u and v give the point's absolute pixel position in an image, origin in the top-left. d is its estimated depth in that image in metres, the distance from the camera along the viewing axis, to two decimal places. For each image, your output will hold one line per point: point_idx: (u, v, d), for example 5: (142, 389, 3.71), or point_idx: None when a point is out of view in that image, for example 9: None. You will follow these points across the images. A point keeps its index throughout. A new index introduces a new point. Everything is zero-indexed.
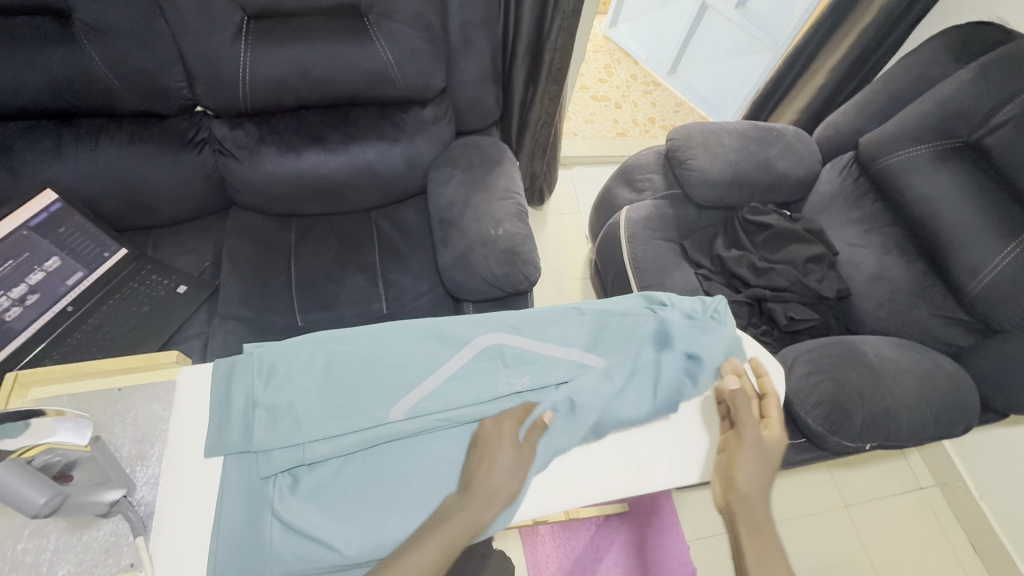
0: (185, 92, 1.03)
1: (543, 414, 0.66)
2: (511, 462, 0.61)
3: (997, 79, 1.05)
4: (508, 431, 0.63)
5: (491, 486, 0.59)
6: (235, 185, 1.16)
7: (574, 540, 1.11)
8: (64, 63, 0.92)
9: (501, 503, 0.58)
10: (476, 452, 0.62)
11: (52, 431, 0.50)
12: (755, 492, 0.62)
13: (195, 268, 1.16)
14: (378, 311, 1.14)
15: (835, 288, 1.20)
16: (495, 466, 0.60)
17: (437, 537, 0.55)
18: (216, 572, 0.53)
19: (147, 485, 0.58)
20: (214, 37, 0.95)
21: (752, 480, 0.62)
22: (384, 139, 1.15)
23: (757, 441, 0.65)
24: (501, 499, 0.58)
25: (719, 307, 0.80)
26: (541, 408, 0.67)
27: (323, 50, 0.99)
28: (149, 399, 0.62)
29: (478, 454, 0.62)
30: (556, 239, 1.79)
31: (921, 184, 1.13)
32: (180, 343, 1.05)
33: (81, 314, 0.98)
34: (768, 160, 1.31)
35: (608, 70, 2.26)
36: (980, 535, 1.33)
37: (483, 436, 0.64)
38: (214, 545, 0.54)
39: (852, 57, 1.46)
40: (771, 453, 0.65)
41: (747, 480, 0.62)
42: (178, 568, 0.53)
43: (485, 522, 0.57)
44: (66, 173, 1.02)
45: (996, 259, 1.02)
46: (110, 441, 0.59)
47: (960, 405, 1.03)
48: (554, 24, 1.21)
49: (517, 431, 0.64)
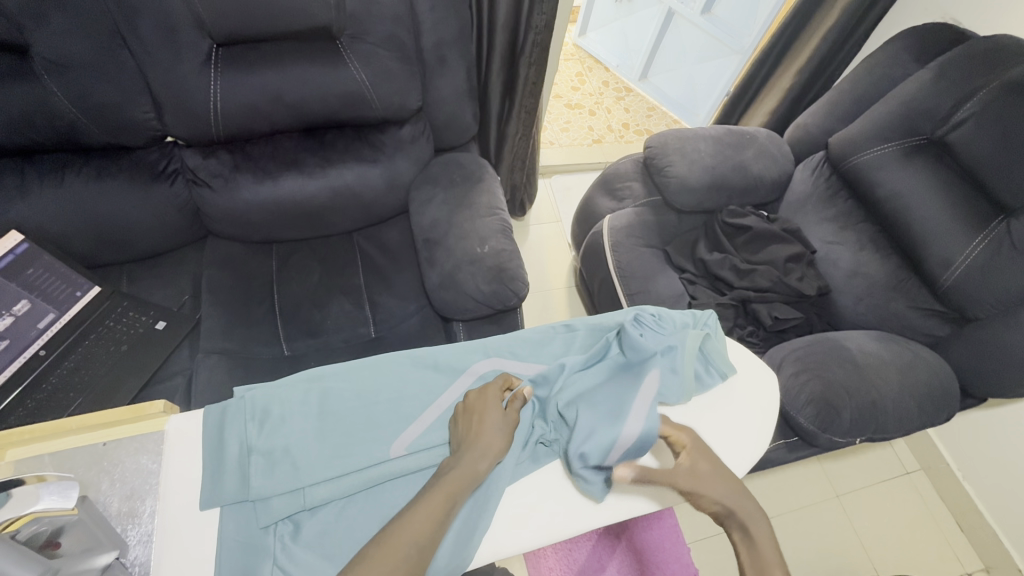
0: (154, 122, 1.00)
1: (523, 387, 0.69)
2: (501, 425, 0.64)
3: (955, 77, 1.09)
4: (493, 397, 0.66)
5: (486, 441, 0.62)
6: (211, 214, 1.13)
7: (575, 551, 1.08)
8: (24, 99, 0.88)
9: (494, 458, 0.61)
10: (463, 419, 0.64)
11: (36, 499, 0.47)
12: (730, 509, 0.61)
13: (174, 302, 1.13)
14: (367, 335, 1.12)
15: (816, 285, 1.23)
16: (485, 426, 0.63)
17: (438, 488, 0.58)
18: None
19: (140, 543, 0.55)
20: (181, 65, 0.92)
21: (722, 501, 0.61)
22: (362, 161, 1.14)
23: (693, 473, 0.62)
24: (494, 452, 0.62)
25: (708, 320, 0.82)
26: (522, 383, 0.70)
27: (295, 75, 0.98)
28: (136, 452, 0.60)
29: (466, 417, 0.64)
30: (539, 248, 1.80)
31: (890, 181, 1.17)
32: (163, 381, 1.02)
33: (54, 359, 0.93)
34: (743, 163, 1.33)
35: (580, 78, 2.29)
36: (966, 516, 1.37)
37: (468, 404, 0.66)
38: None
39: (816, 58, 1.51)
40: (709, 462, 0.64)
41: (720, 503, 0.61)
42: None
43: (482, 472, 0.60)
44: (30, 212, 0.97)
45: (965, 250, 1.06)
46: (97, 499, 0.57)
47: (940, 392, 1.06)
48: (528, 39, 1.22)
49: (501, 398, 0.66)
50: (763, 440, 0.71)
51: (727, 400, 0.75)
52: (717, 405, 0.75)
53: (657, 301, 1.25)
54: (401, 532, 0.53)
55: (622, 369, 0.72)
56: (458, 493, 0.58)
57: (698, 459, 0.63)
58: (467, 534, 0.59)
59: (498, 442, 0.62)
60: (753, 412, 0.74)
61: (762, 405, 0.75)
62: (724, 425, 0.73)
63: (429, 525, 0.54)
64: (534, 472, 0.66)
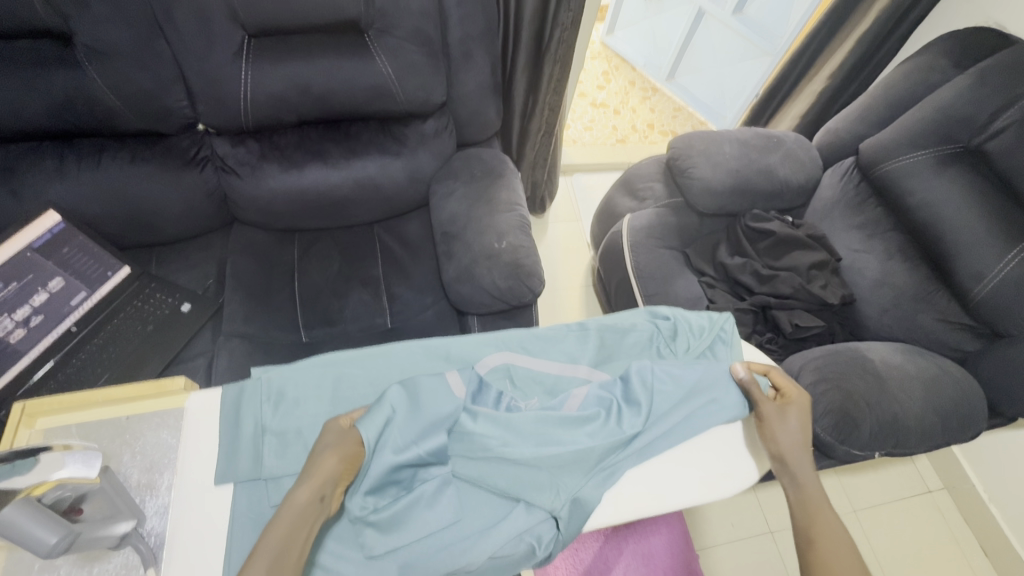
0: (186, 110, 1.03)
1: (460, 392, 0.67)
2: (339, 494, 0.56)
3: (998, 83, 1.05)
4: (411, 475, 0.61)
5: (328, 475, 0.55)
6: (237, 201, 1.16)
7: (582, 551, 1.12)
8: (66, 85, 0.91)
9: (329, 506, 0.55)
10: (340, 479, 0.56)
11: (60, 466, 0.52)
12: (792, 453, 0.66)
13: (199, 285, 1.16)
14: (382, 325, 1.14)
15: (840, 294, 1.20)
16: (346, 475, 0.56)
17: (297, 522, 0.51)
18: (232, 550, 0.54)
19: (157, 515, 0.58)
20: (214, 56, 0.94)
21: (788, 438, 0.67)
22: (385, 153, 1.15)
23: (783, 410, 0.69)
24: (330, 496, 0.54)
25: (725, 324, 0.80)
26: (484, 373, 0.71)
27: (324, 67, 0.99)
28: (157, 427, 0.63)
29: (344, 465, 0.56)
30: (556, 247, 1.80)
31: (922, 190, 1.13)
32: (186, 362, 1.05)
33: (85, 336, 0.97)
34: (768, 166, 1.31)
35: (606, 76, 2.28)
36: (991, 541, 1.32)
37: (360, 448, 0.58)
38: (229, 557, 0.54)
39: (852, 61, 1.47)
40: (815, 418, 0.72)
41: (788, 438, 0.67)
42: (202, 553, 0.55)
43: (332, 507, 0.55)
44: (68, 194, 1.01)
45: (998, 265, 1.02)
46: (118, 470, 0.60)
47: (967, 409, 1.02)
48: (554, 36, 1.21)
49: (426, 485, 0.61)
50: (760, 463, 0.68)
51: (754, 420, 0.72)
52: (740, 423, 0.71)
53: (675, 304, 1.24)
54: (281, 534, 0.50)
55: (615, 408, 0.68)
56: (328, 495, 0.54)
57: (794, 411, 0.69)
58: (406, 528, 0.59)
59: (331, 469, 0.55)
60: None
61: None
62: (722, 442, 0.69)
63: (305, 538, 0.51)
64: (519, 487, 0.62)
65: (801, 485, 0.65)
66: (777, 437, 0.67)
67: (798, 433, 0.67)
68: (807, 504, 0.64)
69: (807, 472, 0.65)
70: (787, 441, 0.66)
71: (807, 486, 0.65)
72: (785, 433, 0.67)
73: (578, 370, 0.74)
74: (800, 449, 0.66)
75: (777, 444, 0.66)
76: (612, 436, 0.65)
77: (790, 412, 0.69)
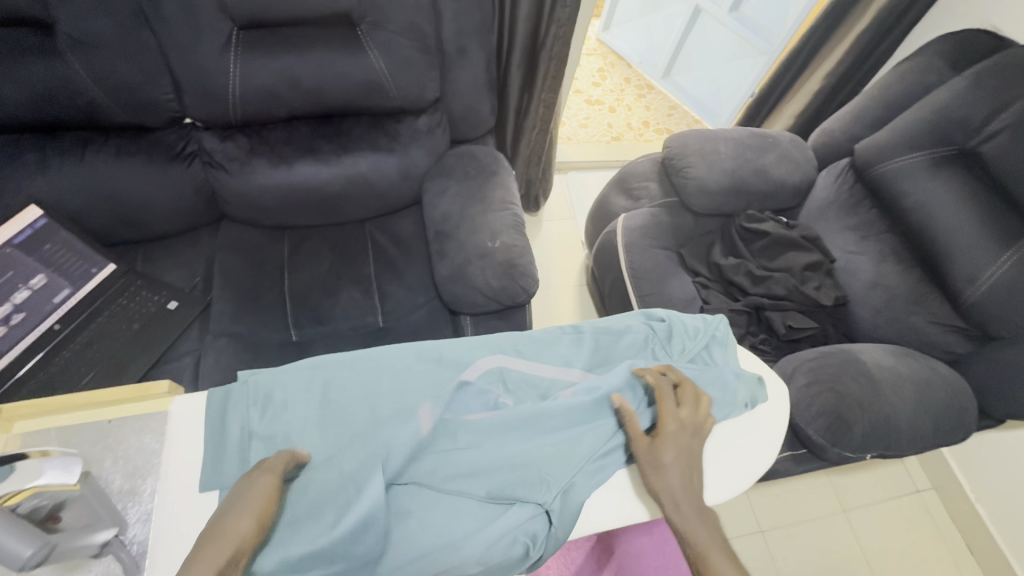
0: (173, 104, 1.01)
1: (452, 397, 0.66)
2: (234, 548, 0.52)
3: (993, 86, 1.05)
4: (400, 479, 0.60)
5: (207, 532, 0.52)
6: (226, 197, 1.14)
7: (573, 551, 0.99)
8: (48, 76, 0.89)
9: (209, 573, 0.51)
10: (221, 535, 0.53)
11: (38, 474, 0.50)
12: (672, 499, 0.60)
13: (186, 283, 1.14)
14: (374, 325, 1.12)
15: (833, 295, 1.20)
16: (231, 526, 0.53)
17: None
18: None
19: (139, 522, 0.57)
20: (201, 48, 0.92)
21: (665, 477, 0.61)
22: (378, 150, 1.13)
23: (655, 443, 0.63)
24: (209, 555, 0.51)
25: (719, 327, 0.80)
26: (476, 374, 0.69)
27: (314, 61, 0.97)
28: (140, 431, 0.61)
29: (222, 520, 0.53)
30: (550, 246, 1.78)
31: (917, 192, 1.13)
32: (172, 362, 1.03)
33: (67, 334, 0.95)
34: (763, 167, 1.30)
35: (602, 74, 2.26)
36: (978, 542, 1.33)
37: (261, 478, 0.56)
38: None
39: (847, 62, 1.47)
40: (700, 439, 0.65)
41: (664, 479, 0.61)
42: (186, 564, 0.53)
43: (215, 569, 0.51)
44: (50, 188, 0.99)
45: (992, 267, 1.02)
46: (100, 475, 0.59)
47: (957, 411, 1.03)
48: (550, 32, 1.20)
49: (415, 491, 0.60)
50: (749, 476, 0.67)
51: (750, 428, 0.72)
52: (733, 430, 0.71)
53: (669, 304, 1.23)
54: None
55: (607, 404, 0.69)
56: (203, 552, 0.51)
57: (667, 445, 0.63)
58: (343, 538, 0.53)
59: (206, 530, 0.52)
60: (768, 430, 0.72)
61: (767, 412, 0.73)
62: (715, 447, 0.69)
63: None
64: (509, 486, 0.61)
65: (684, 535, 0.59)
66: (654, 476, 0.62)
67: (674, 469, 0.62)
68: (693, 557, 0.58)
69: (688, 514, 0.59)
70: (661, 483, 0.61)
71: (692, 533, 0.58)
72: (662, 472, 0.62)
73: (572, 372, 0.73)
74: (679, 491, 0.60)
75: (653, 487, 0.61)
76: (596, 433, 0.66)
77: (666, 448, 0.63)
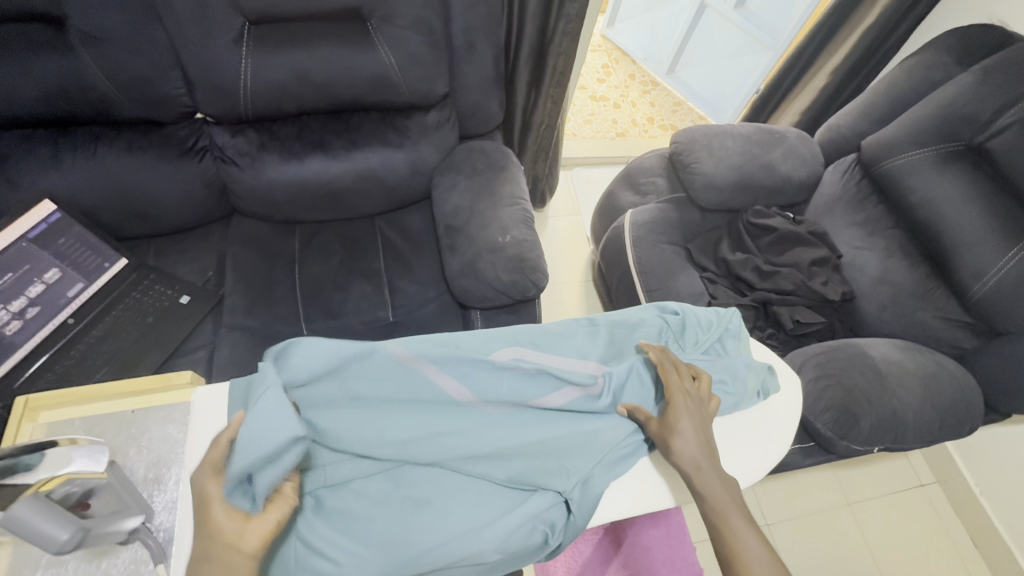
0: (184, 98, 1.02)
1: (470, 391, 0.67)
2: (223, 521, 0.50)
3: (1001, 82, 1.05)
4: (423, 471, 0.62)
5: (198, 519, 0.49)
6: (237, 192, 1.14)
7: (581, 542, 1.00)
8: (61, 71, 0.89)
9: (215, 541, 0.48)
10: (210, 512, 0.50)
11: (68, 461, 0.50)
12: (694, 465, 0.62)
13: (198, 277, 1.14)
14: (384, 319, 1.13)
15: (840, 290, 1.21)
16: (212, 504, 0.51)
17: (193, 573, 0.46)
18: None
19: (165, 510, 0.58)
20: (212, 43, 0.92)
21: (684, 446, 0.63)
22: (387, 145, 1.13)
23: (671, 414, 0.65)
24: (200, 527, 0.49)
25: (732, 320, 0.81)
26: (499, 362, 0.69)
27: (325, 56, 0.97)
28: (162, 421, 0.62)
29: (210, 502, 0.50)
30: (556, 241, 1.79)
31: (924, 188, 1.14)
32: (186, 355, 1.04)
33: (82, 327, 0.96)
34: (770, 162, 1.31)
35: (606, 70, 2.26)
36: (983, 535, 1.34)
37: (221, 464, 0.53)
38: None
39: (853, 58, 1.47)
40: (708, 408, 0.68)
41: (685, 447, 0.63)
42: None
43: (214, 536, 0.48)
44: (64, 183, 0.99)
45: (999, 261, 1.02)
46: (124, 464, 0.60)
47: (963, 405, 1.04)
48: (558, 28, 1.20)
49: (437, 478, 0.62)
50: (762, 465, 0.68)
51: (761, 417, 0.73)
52: (746, 419, 0.72)
53: (677, 299, 1.24)
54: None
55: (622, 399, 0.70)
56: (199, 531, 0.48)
57: (682, 415, 0.65)
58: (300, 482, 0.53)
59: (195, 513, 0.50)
60: (778, 419, 0.73)
61: (778, 403, 0.74)
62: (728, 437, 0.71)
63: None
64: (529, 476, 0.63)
65: (706, 498, 0.61)
66: (673, 445, 0.63)
67: (693, 437, 0.64)
68: (718, 516, 0.60)
69: (711, 478, 0.62)
70: (682, 451, 0.63)
71: (717, 497, 0.61)
72: (682, 440, 0.64)
73: (587, 363, 0.73)
74: (700, 457, 0.63)
75: (676, 457, 0.63)
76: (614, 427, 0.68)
77: (680, 416, 0.65)
